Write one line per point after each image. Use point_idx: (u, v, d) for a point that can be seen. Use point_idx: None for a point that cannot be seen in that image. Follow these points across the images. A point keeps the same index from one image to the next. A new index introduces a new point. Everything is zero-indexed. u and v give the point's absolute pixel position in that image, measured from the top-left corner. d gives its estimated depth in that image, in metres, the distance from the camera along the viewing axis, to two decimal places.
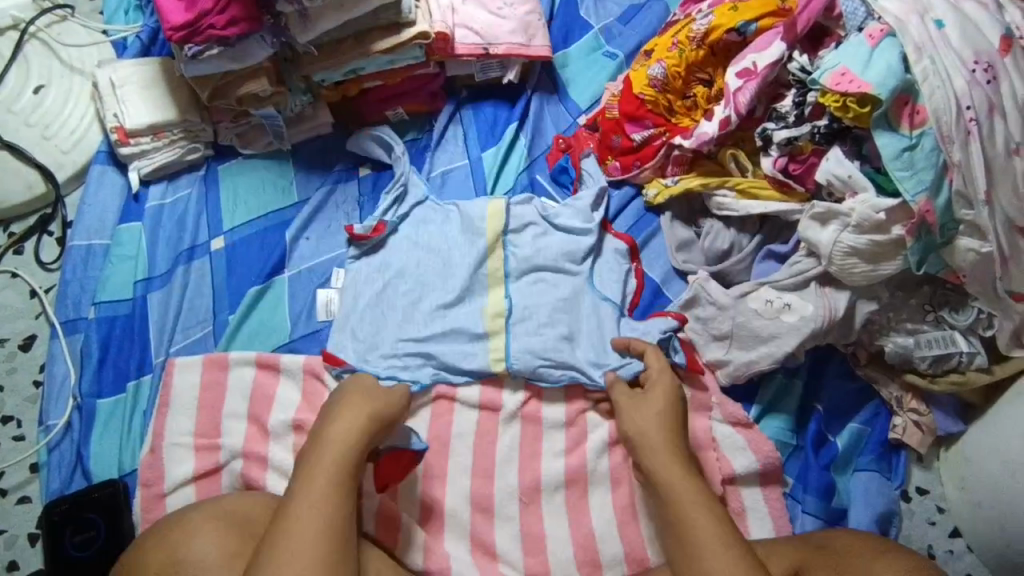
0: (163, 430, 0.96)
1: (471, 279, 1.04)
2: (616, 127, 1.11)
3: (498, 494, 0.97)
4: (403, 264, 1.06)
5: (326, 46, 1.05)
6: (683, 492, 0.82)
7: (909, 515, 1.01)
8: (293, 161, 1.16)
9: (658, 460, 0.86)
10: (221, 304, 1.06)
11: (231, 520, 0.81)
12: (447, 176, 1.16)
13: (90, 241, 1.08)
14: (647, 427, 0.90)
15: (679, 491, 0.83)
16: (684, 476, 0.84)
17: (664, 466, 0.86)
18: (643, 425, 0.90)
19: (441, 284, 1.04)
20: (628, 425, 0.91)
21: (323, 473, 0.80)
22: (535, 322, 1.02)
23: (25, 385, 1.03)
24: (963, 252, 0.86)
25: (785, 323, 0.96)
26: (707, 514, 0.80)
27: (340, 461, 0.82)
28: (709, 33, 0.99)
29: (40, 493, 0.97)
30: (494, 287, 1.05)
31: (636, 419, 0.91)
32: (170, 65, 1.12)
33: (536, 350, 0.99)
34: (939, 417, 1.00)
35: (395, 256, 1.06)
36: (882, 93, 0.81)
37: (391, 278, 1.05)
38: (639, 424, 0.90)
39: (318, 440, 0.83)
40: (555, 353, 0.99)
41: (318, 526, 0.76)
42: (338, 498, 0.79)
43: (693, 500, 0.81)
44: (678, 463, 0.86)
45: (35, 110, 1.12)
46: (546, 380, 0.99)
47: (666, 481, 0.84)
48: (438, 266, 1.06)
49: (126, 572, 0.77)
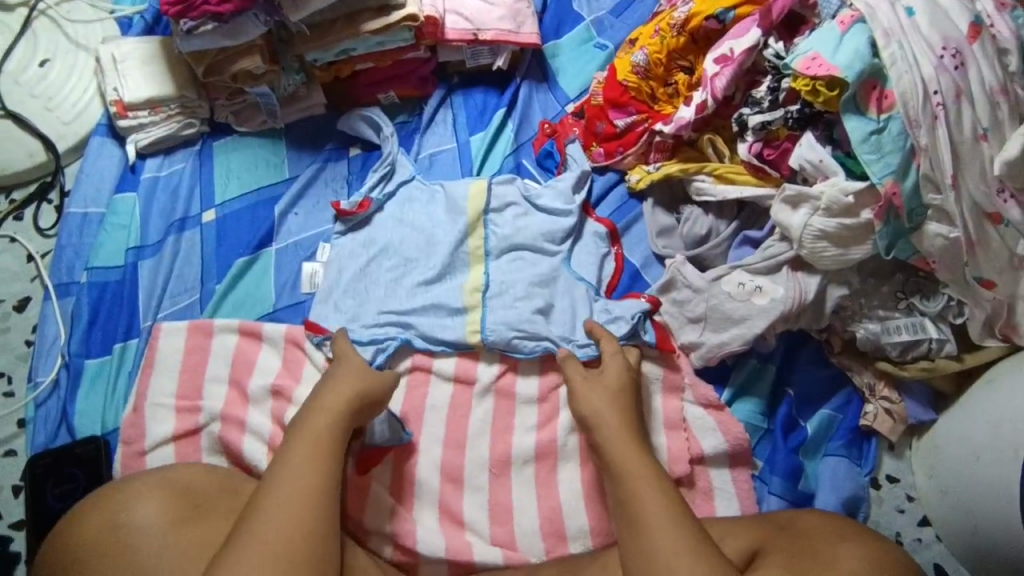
0: (145, 390, 0.99)
1: (452, 256, 1.07)
2: (600, 114, 1.13)
3: (469, 465, 0.98)
4: (388, 240, 1.08)
5: (318, 27, 1.09)
6: (633, 468, 0.82)
7: (878, 502, 1.01)
8: (286, 139, 1.19)
9: (610, 438, 0.86)
10: (209, 273, 1.09)
11: (180, 491, 0.82)
12: (434, 159, 1.18)
13: (87, 209, 1.12)
14: (602, 408, 0.90)
15: (632, 468, 0.82)
16: (636, 453, 0.84)
17: (616, 444, 0.85)
18: (597, 407, 0.90)
19: (424, 260, 1.07)
20: (580, 405, 0.91)
21: (306, 445, 0.82)
22: (511, 296, 1.04)
23: (18, 344, 1.06)
24: (932, 238, 0.87)
25: (756, 305, 0.97)
26: (656, 491, 0.79)
27: (322, 435, 0.84)
28: (688, 20, 1.02)
29: (26, 448, 1.00)
30: (475, 264, 1.07)
31: (592, 399, 0.91)
32: (170, 43, 1.16)
33: (510, 322, 1.01)
34: (910, 405, 1.00)
35: (380, 232, 1.09)
36: (849, 76, 0.83)
37: (375, 252, 1.07)
38: (592, 403, 0.90)
39: (307, 413, 0.86)
40: (529, 325, 1.01)
41: (294, 485, 0.78)
42: (319, 464, 0.81)
43: (643, 477, 0.81)
44: (630, 441, 0.86)
45: (40, 82, 1.16)
46: (520, 351, 1.01)
47: (617, 459, 0.84)
48: (422, 243, 1.08)
49: (66, 535, 0.78)
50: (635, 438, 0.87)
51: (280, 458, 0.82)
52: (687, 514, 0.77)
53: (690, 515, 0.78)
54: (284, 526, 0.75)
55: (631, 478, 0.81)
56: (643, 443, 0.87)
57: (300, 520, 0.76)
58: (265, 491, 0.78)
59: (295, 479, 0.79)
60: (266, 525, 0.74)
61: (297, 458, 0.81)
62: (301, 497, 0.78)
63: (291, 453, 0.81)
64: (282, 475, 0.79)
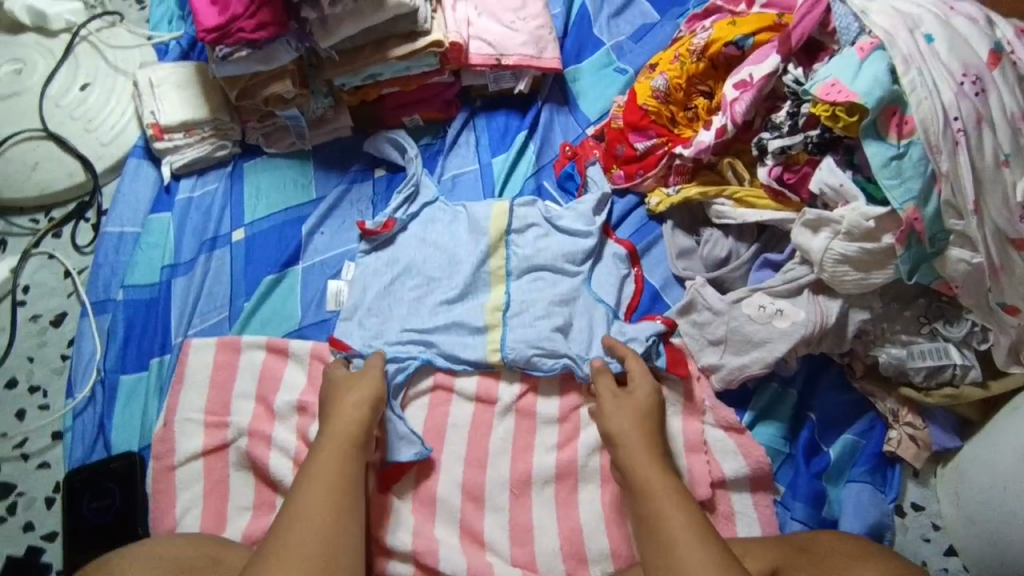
0: (175, 406, 1.01)
1: (474, 276, 1.08)
2: (621, 137, 1.15)
3: (490, 484, 0.99)
4: (411, 260, 1.10)
5: (347, 53, 1.12)
6: (655, 490, 0.83)
7: (903, 530, 1.00)
8: (314, 160, 1.23)
9: (633, 459, 0.88)
10: (238, 290, 1.12)
11: (162, 567, 0.80)
12: (457, 180, 1.21)
13: (123, 228, 1.16)
14: (625, 431, 0.91)
15: (653, 488, 0.83)
16: (657, 474, 0.85)
17: (639, 464, 0.87)
18: (623, 430, 0.91)
19: (447, 280, 1.09)
20: (607, 423, 0.92)
21: (326, 451, 0.88)
22: (531, 315, 1.05)
23: (53, 358, 1.09)
24: (955, 263, 0.87)
25: (776, 328, 0.97)
26: (678, 510, 0.80)
27: (345, 436, 0.89)
28: (708, 46, 1.03)
29: (59, 460, 1.03)
30: (496, 284, 1.09)
31: (621, 421, 0.91)
32: (205, 69, 1.20)
33: (530, 340, 1.02)
34: (935, 432, 0.99)
35: (404, 252, 1.11)
36: (869, 102, 0.83)
37: (398, 271, 1.10)
38: (619, 424, 0.91)
39: (329, 421, 0.91)
40: (548, 343, 1.02)
41: (321, 488, 0.83)
42: (340, 465, 0.86)
43: (664, 501, 0.81)
44: (652, 463, 0.87)
45: (80, 105, 1.21)
46: (539, 369, 1.02)
47: (639, 479, 0.85)
48: (445, 263, 1.10)
49: None
50: (657, 459, 0.87)
51: (305, 467, 0.87)
52: (710, 533, 0.77)
53: (714, 534, 0.77)
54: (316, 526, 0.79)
55: (654, 503, 0.81)
56: (664, 463, 0.88)
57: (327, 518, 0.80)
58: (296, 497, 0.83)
59: (320, 483, 0.84)
60: (297, 527, 0.79)
61: (321, 464, 0.86)
62: (326, 496, 0.83)
63: (314, 460, 0.87)
64: (311, 475, 0.85)
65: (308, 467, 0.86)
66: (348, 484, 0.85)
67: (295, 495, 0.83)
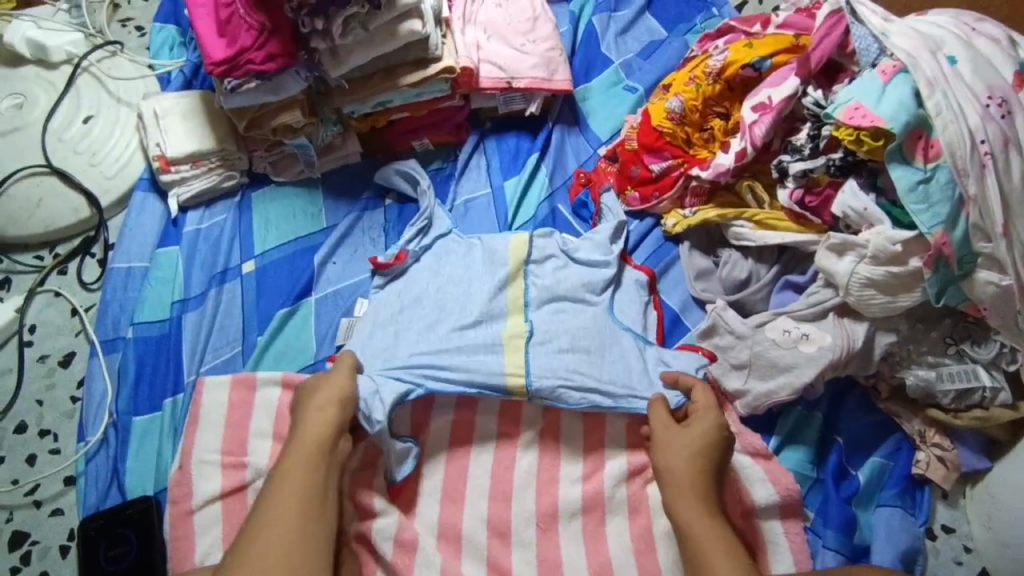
0: (191, 447, 0.99)
1: (492, 303, 1.04)
2: (635, 158, 1.13)
3: (515, 519, 0.97)
4: (425, 292, 1.06)
5: (356, 80, 1.10)
6: (714, 535, 0.80)
7: (934, 553, 0.99)
8: (322, 189, 1.21)
9: (689, 495, 0.84)
10: (251, 324, 1.10)
11: None
12: (469, 209, 1.18)
13: (130, 263, 1.14)
14: (684, 466, 0.86)
15: (709, 532, 0.80)
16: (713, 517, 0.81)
17: (699, 505, 0.83)
18: (683, 466, 0.86)
19: (462, 309, 1.04)
20: (662, 456, 0.88)
21: (296, 457, 0.83)
22: (556, 347, 1.01)
23: (63, 400, 1.07)
24: (983, 286, 0.86)
25: (803, 353, 0.96)
26: (727, 560, 0.77)
27: (319, 443, 0.85)
28: (724, 69, 1.03)
29: (73, 506, 1.00)
30: (513, 313, 1.04)
31: (683, 457, 0.87)
32: (209, 97, 1.18)
33: (557, 373, 0.98)
34: (964, 453, 0.98)
35: (418, 285, 1.07)
36: (894, 127, 0.83)
37: (410, 303, 1.05)
38: (677, 455, 0.87)
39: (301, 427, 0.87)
40: (577, 376, 0.98)
41: (294, 483, 0.80)
42: (312, 459, 0.83)
43: (723, 552, 0.78)
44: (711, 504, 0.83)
45: (83, 138, 1.19)
46: (565, 403, 0.97)
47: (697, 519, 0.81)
48: (463, 291, 1.05)
49: None
50: (716, 500, 0.84)
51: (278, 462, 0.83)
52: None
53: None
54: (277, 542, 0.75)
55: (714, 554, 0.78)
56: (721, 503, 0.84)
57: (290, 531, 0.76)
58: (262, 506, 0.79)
59: (284, 492, 0.79)
60: (263, 533, 0.75)
61: (292, 458, 0.83)
62: (292, 505, 0.78)
63: (283, 459, 0.83)
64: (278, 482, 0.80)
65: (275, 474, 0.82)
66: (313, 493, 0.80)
67: (263, 498, 0.79)
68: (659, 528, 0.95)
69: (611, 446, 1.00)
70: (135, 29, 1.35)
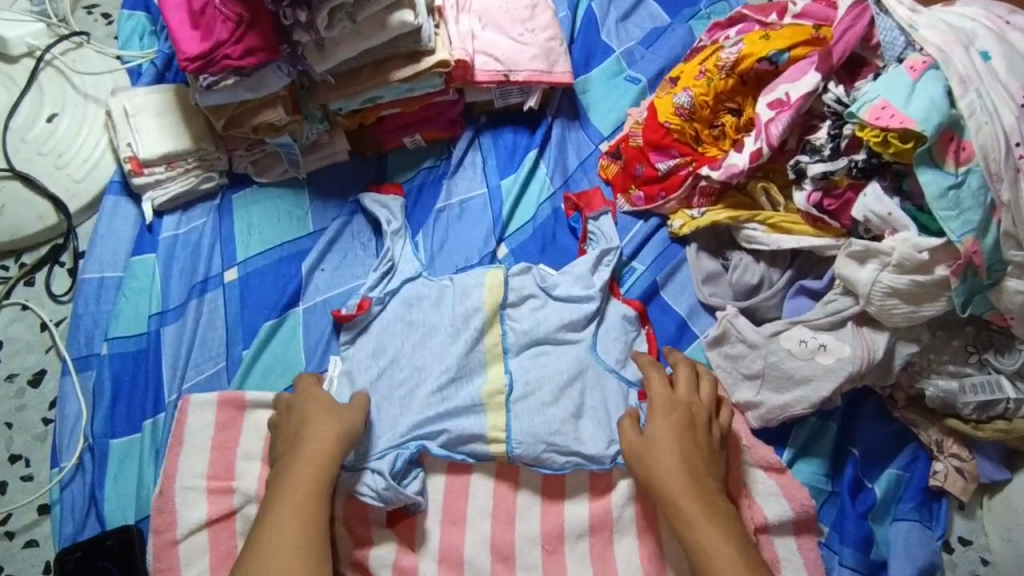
0: (175, 472, 0.92)
1: (466, 358, 0.96)
2: (640, 156, 1.07)
3: (519, 541, 0.92)
4: (400, 350, 0.98)
5: (343, 76, 1.04)
6: (710, 543, 0.76)
7: (951, 567, 0.96)
8: (309, 190, 1.13)
9: (676, 504, 0.80)
10: (235, 337, 1.03)
11: None
12: (446, 240, 1.09)
13: (103, 274, 1.06)
14: (664, 475, 0.82)
15: (707, 541, 0.76)
16: (706, 525, 0.77)
17: (691, 512, 0.78)
18: (664, 473, 0.82)
19: (436, 364, 0.96)
20: (640, 466, 0.84)
21: (285, 503, 0.78)
22: (538, 401, 0.94)
23: (35, 422, 1.01)
24: (1012, 295, 0.81)
25: (820, 364, 0.92)
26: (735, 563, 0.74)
27: (306, 482, 0.80)
28: (739, 61, 0.97)
29: (48, 537, 0.95)
30: (493, 363, 0.97)
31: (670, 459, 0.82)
32: (184, 93, 1.10)
33: (540, 435, 0.92)
34: (983, 464, 0.95)
35: (391, 341, 0.98)
36: (927, 129, 0.79)
37: (385, 364, 0.97)
38: (655, 463, 0.83)
39: (291, 463, 0.82)
40: (560, 438, 0.92)
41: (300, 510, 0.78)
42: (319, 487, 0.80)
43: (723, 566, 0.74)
44: (703, 504, 0.79)
45: (48, 138, 1.11)
46: (548, 466, 0.92)
47: (688, 530, 0.78)
48: (437, 341, 0.98)
49: None
50: (707, 500, 0.80)
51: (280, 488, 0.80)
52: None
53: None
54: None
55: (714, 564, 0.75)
56: (714, 499, 0.80)
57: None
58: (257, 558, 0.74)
59: (290, 518, 0.77)
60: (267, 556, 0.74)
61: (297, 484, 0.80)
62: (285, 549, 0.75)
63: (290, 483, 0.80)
64: (274, 528, 0.76)
65: (270, 517, 0.77)
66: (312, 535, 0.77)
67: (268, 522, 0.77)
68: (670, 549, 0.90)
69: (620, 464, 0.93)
70: (101, 17, 1.25)
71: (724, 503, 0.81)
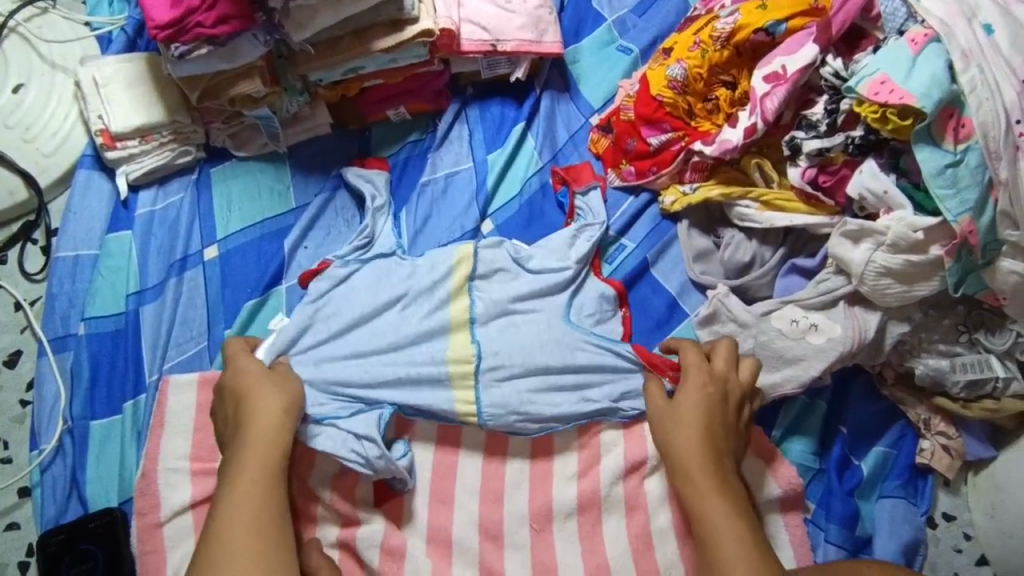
0: (157, 454, 0.90)
1: (428, 322, 0.94)
2: (631, 130, 1.04)
3: (508, 521, 0.91)
4: (359, 317, 0.94)
5: (323, 45, 0.99)
6: (717, 518, 0.75)
7: (934, 542, 0.97)
8: (290, 164, 1.09)
9: (687, 470, 0.80)
10: (216, 317, 1.00)
11: None
12: (429, 217, 1.06)
13: (77, 251, 1.03)
14: (682, 445, 0.82)
15: (709, 508, 0.77)
16: (716, 500, 0.77)
17: (704, 486, 0.78)
18: (677, 437, 0.82)
19: (396, 332, 0.94)
20: (663, 437, 0.84)
21: (236, 480, 0.77)
22: (508, 368, 0.92)
23: (12, 404, 0.99)
24: (1005, 275, 0.80)
25: (811, 344, 0.91)
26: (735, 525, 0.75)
27: (253, 459, 0.78)
28: (734, 32, 0.94)
29: (30, 519, 0.94)
30: (458, 330, 0.94)
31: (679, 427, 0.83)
32: (157, 62, 1.06)
33: (510, 401, 0.91)
34: (969, 442, 0.95)
35: (350, 307, 0.95)
36: (927, 105, 0.76)
37: (338, 329, 0.94)
38: (671, 433, 0.83)
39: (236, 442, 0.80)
40: (532, 403, 0.91)
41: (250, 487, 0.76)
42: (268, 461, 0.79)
43: (726, 539, 0.74)
44: (719, 482, 0.79)
45: (14, 110, 1.06)
46: (523, 432, 0.92)
47: (700, 504, 0.77)
48: (395, 309, 0.95)
49: None
50: (717, 468, 0.80)
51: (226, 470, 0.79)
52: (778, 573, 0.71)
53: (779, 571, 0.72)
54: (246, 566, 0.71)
55: (716, 538, 0.74)
56: (728, 477, 0.80)
57: (254, 549, 0.73)
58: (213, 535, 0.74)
59: (238, 494, 0.76)
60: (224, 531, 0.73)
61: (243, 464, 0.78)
62: (238, 521, 0.74)
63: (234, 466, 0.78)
64: (227, 503, 0.76)
65: (222, 493, 0.77)
66: (266, 502, 0.76)
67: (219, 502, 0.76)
68: (659, 526, 0.90)
69: (608, 441, 0.93)
70: None
71: (738, 483, 0.80)
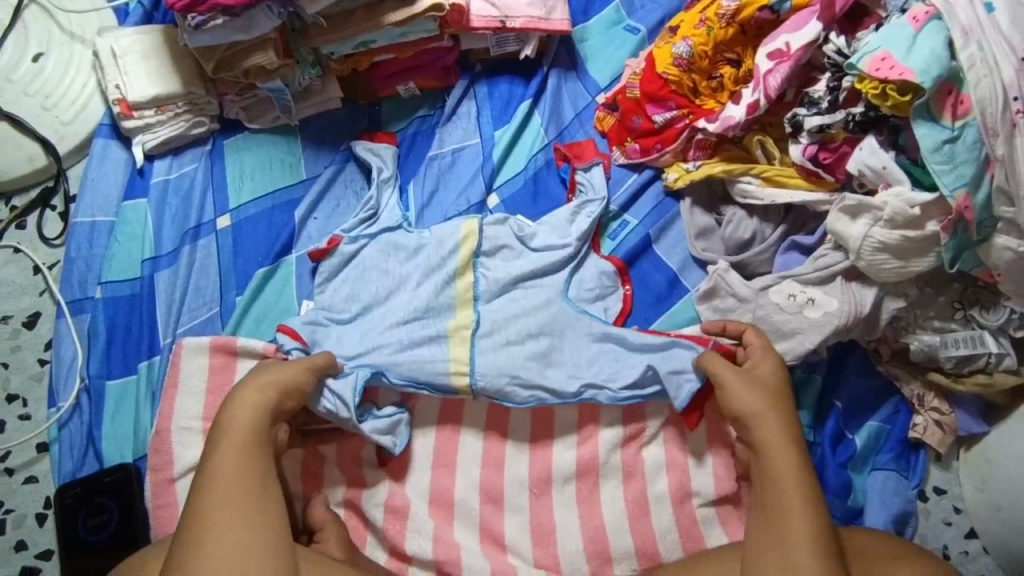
0: (170, 413, 0.93)
1: (440, 302, 0.97)
2: (636, 107, 1.05)
3: (509, 485, 0.94)
4: (373, 296, 0.98)
5: (335, 18, 1.01)
6: (785, 501, 0.77)
7: (925, 514, 0.99)
8: (301, 137, 1.12)
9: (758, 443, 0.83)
10: (228, 284, 1.03)
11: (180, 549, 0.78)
12: (435, 191, 1.08)
13: (94, 218, 1.06)
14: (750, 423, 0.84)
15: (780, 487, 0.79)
16: (785, 479, 0.79)
17: (766, 463, 0.81)
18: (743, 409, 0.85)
19: (408, 312, 0.96)
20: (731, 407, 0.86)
21: (220, 461, 0.77)
22: (504, 338, 0.95)
23: (31, 363, 1.02)
24: (999, 251, 0.82)
25: (807, 318, 0.93)
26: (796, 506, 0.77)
27: (235, 443, 0.78)
28: (739, 10, 0.94)
29: (47, 474, 0.98)
30: (467, 310, 0.97)
31: (744, 399, 0.85)
32: (173, 34, 1.08)
33: (502, 368, 0.93)
34: (960, 417, 0.97)
35: (366, 287, 0.98)
36: (925, 81, 0.78)
37: (358, 310, 0.97)
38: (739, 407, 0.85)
39: (220, 426, 0.80)
40: (524, 371, 0.93)
41: (234, 469, 0.77)
42: (252, 447, 0.79)
43: (791, 516, 0.76)
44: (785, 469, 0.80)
45: (34, 79, 1.09)
46: (512, 399, 0.94)
47: (765, 481, 0.80)
48: (408, 289, 0.98)
49: None
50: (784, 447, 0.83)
51: (207, 453, 0.78)
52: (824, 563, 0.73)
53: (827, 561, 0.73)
54: (234, 543, 0.72)
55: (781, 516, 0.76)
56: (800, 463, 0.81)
57: (246, 529, 0.73)
58: (194, 513, 0.74)
59: (219, 480, 0.76)
60: (210, 509, 0.74)
61: (224, 448, 0.78)
62: (223, 502, 0.74)
63: (214, 455, 0.78)
64: (207, 482, 0.76)
65: (203, 473, 0.77)
66: (250, 480, 0.76)
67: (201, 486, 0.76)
68: (655, 493, 0.93)
69: (606, 412, 0.95)
70: None
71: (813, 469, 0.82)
